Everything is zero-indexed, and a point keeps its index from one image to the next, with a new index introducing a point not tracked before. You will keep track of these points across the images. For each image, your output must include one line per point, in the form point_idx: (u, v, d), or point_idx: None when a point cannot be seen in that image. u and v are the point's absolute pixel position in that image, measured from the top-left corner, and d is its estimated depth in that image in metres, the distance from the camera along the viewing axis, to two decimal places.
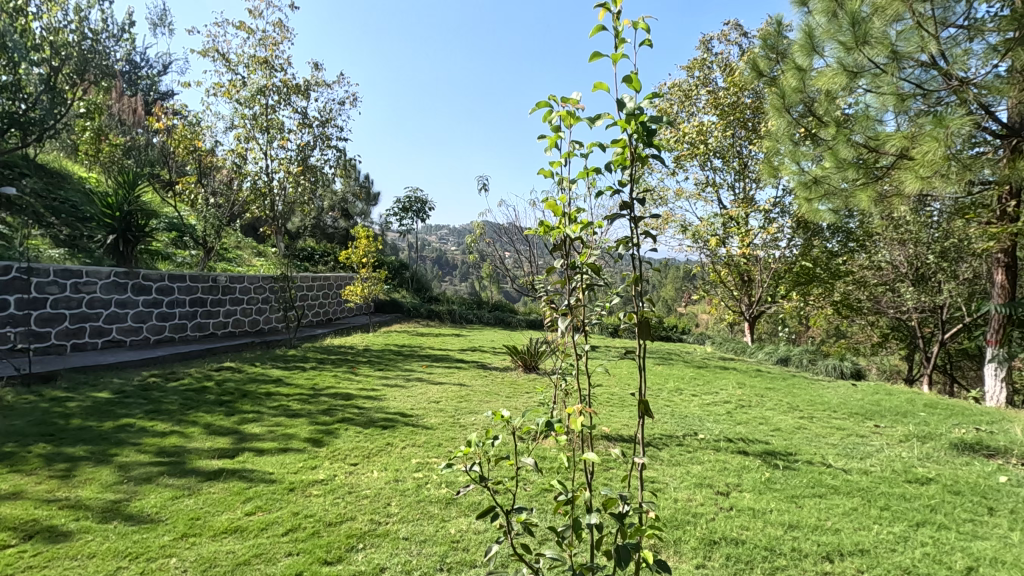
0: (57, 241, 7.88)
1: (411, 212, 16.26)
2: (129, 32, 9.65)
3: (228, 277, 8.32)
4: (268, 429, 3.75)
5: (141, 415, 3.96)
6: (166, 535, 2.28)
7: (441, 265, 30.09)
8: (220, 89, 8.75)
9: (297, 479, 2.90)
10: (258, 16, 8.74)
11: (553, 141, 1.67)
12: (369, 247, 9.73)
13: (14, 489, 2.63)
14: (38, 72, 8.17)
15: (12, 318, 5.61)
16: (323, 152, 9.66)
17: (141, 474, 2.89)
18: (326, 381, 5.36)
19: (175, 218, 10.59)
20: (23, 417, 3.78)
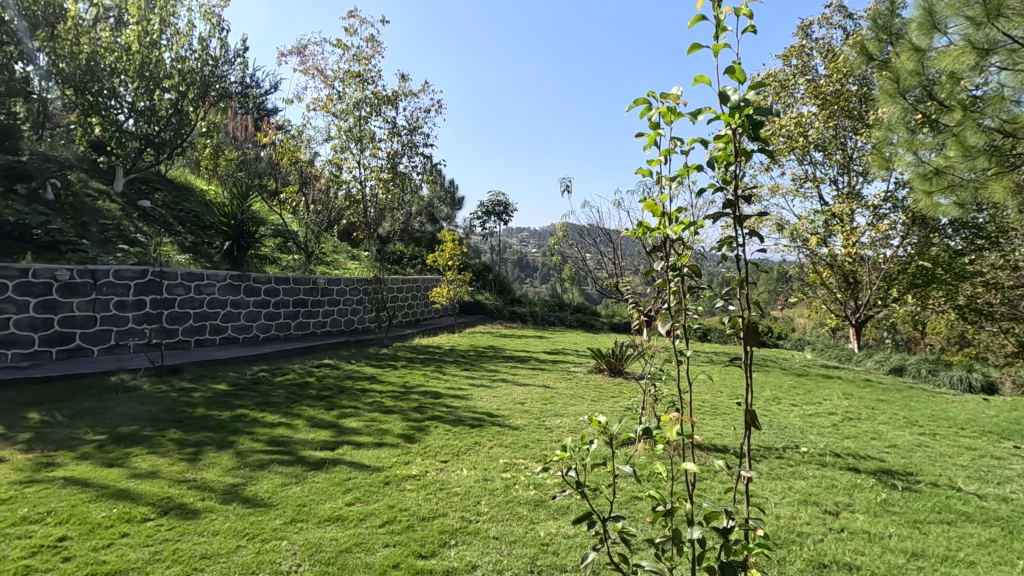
0: (183, 247, 8.80)
1: (494, 215, 16.50)
2: (242, 56, 10.60)
3: (327, 280, 8.81)
4: (365, 424, 3.95)
5: (253, 406, 4.32)
6: (277, 519, 2.46)
7: (522, 267, 30.38)
8: (319, 104, 9.37)
9: (392, 474, 3.03)
10: (352, 32, 9.27)
11: (652, 138, 1.63)
12: (455, 251, 9.98)
13: (152, 469, 2.96)
14: (168, 97, 9.21)
15: (148, 317, 6.34)
16: (411, 159, 10.07)
17: (256, 461, 3.15)
18: (416, 379, 5.57)
19: (280, 225, 11.47)
20: (158, 405, 4.25)
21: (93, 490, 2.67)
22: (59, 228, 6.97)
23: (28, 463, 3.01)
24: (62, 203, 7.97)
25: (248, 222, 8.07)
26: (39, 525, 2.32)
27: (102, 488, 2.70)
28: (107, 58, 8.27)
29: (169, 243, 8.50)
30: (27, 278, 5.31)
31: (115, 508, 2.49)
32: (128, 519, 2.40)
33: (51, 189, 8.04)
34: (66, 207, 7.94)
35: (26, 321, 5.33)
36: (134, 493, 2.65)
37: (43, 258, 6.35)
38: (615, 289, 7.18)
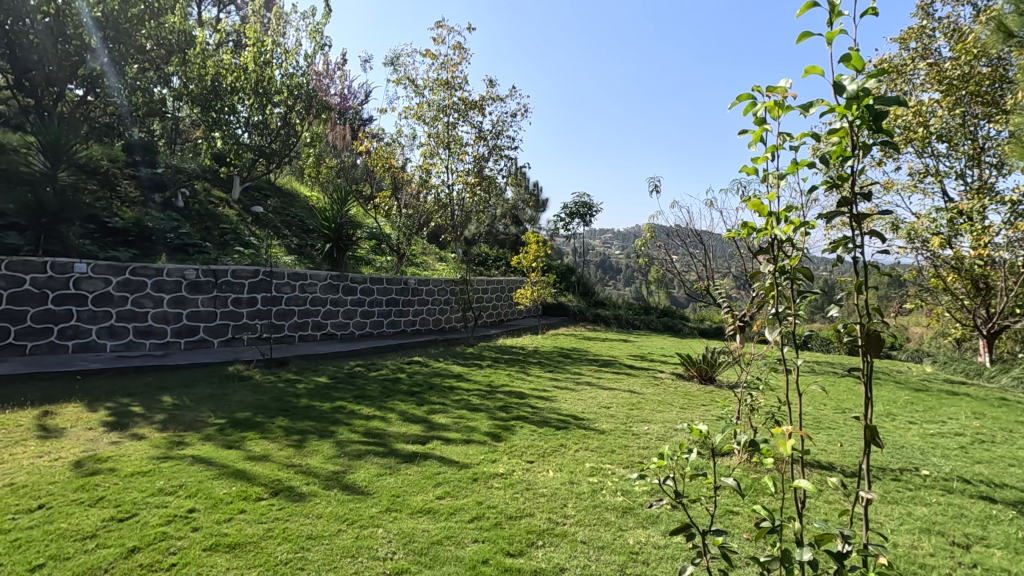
0: (289, 249, 9.52)
1: (577, 216, 16.38)
2: (342, 69, 11.32)
3: (417, 280, 9.17)
4: (453, 420, 4.07)
5: (351, 399, 4.59)
6: (374, 507, 2.59)
7: (606, 269, 29.87)
8: (410, 111, 9.78)
9: (479, 470, 3.09)
10: (440, 41, 9.58)
11: (758, 135, 1.55)
12: (539, 252, 10.02)
13: (264, 453, 3.22)
14: (278, 111, 10.02)
15: (260, 313, 6.92)
16: (496, 163, 10.25)
17: (354, 451, 3.33)
18: (501, 379, 5.65)
19: (374, 228, 12.09)
20: (268, 394, 4.64)
21: (215, 469, 2.96)
22: (187, 231, 7.80)
23: (163, 441, 3.38)
24: (190, 209, 8.90)
25: (346, 225, 8.60)
26: (172, 497, 2.60)
27: (223, 468, 2.98)
28: (227, 78, 9.22)
29: (278, 246, 9.24)
30: (162, 276, 5.98)
31: (233, 486, 2.74)
32: (245, 497, 2.63)
33: (181, 197, 9.00)
34: (193, 213, 8.86)
35: (161, 315, 6.01)
36: (249, 474, 2.91)
37: (175, 258, 7.13)
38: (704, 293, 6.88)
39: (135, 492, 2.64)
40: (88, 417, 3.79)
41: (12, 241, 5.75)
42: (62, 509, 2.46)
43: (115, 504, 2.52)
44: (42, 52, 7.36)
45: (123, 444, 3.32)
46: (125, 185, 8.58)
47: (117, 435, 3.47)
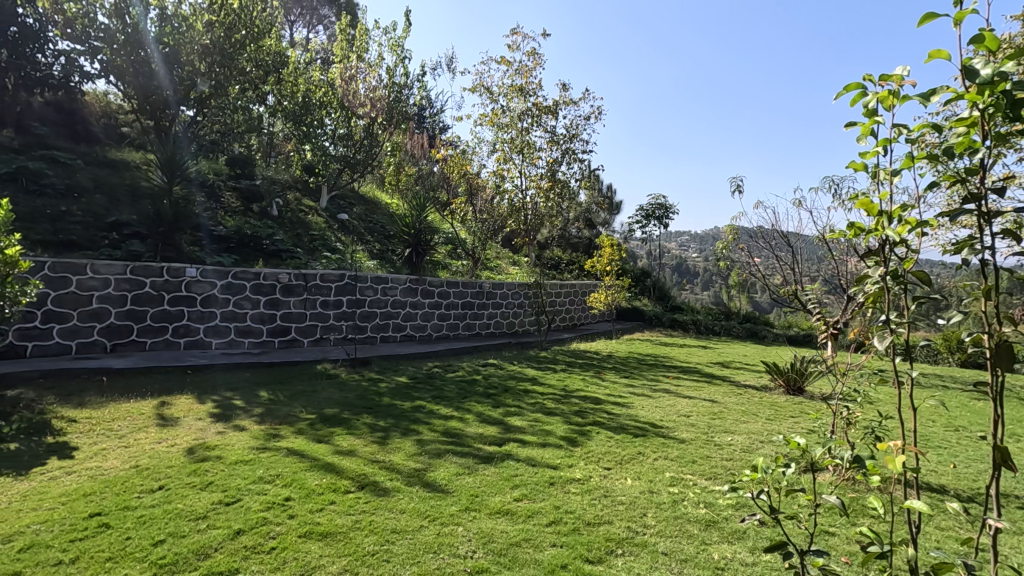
0: (372, 254, 9.98)
1: (653, 219, 15.93)
2: (421, 80, 11.74)
3: (491, 284, 9.31)
4: (529, 423, 4.09)
5: (429, 399, 4.73)
6: (454, 505, 2.65)
7: (683, 272, 28.82)
8: (485, 119, 9.96)
9: (556, 474, 3.09)
10: (514, 48, 9.70)
11: (868, 127, 1.46)
12: (613, 255, 9.87)
13: (351, 448, 3.39)
14: (362, 123, 10.56)
15: (345, 315, 7.31)
16: (570, 166, 10.21)
17: (434, 450, 3.43)
18: (576, 384, 5.61)
19: (450, 233, 12.40)
20: (353, 392, 4.88)
21: (308, 461, 3.15)
22: (281, 238, 8.38)
23: (261, 433, 3.65)
24: (283, 218, 9.54)
25: (425, 231, 8.89)
26: (270, 485, 2.80)
27: (314, 460, 3.17)
28: (316, 93, 10.24)
29: (361, 251, 9.72)
30: (259, 280, 6.46)
31: (324, 478, 2.91)
32: (334, 489, 2.78)
33: (275, 206, 9.68)
34: (285, 221, 9.49)
35: (258, 315, 6.49)
36: (338, 467, 3.07)
37: (271, 263, 7.67)
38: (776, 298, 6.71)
39: (238, 479, 2.86)
40: (198, 409, 4.16)
41: (136, 248, 6.43)
42: (178, 490, 2.72)
43: (221, 488, 2.74)
44: (161, 78, 8.20)
45: (227, 434, 3.61)
46: (228, 196, 9.35)
47: (222, 426, 3.78)
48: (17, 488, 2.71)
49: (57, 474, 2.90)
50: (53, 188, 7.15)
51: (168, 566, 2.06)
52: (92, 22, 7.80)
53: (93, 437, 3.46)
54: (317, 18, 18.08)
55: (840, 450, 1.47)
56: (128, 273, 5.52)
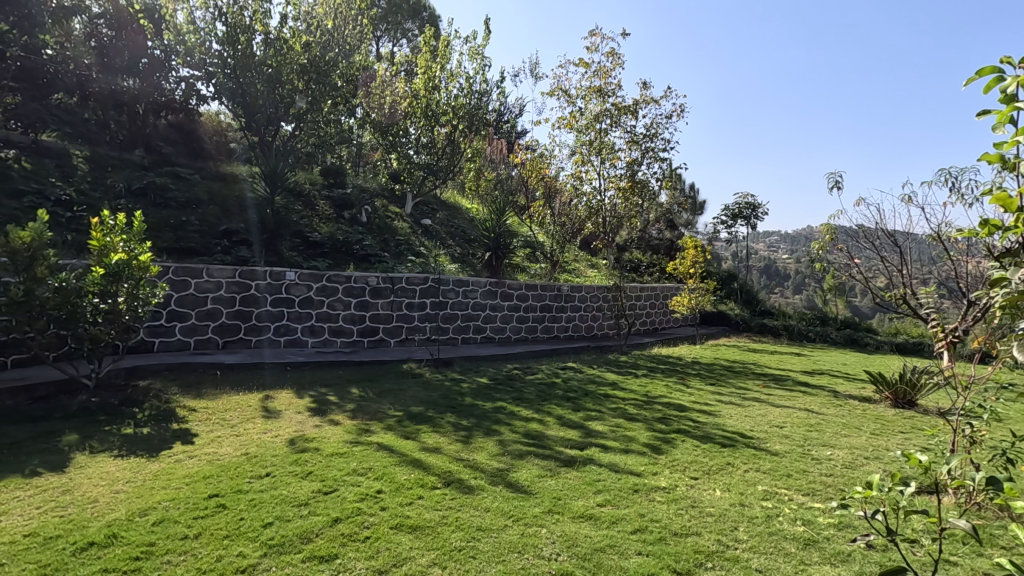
0: (454, 258, 10.29)
1: (740, 219, 15.15)
2: (500, 86, 11.93)
3: (570, 287, 9.27)
4: (610, 429, 4.03)
5: (510, 400, 4.79)
6: (537, 507, 2.67)
7: (772, 274, 27.26)
8: (563, 121, 9.94)
9: (640, 482, 3.02)
10: (593, 49, 9.61)
11: (1001, 119, 1.32)
12: (697, 257, 9.52)
13: (437, 445, 3.51)
14: (444, 131, 10.91)
15: (429, 316, 7.57)
16: (651, 166, 9.96)
17: (516, 451, 3.48)
18: (659, 389, 5.47)
19: (529, 236, 12.52)
20: (437, 391, 5.05)
21: (397, 456, 3.30)
22: (369, 243, 8.83)
23: (354, 427, 3.85)
24: (372, 224, 10.03)
25: (505, 234, 9.03)
26: (363, 477, 2.96)
27: (403, 456, 3.31)
28: (405, 107, 10.62)
29: (444, 255, 10.05)
30: (350, 283, 6.84)
31: (412, 473, 3.03)
32: (422, 485, 2.88)
33: (364, 213, 10.20)
34: (374, 227, 9.97)
35: (349, 316, 6.87)
36: (425, 464, 3.19)
37: (361, 267, 8.10)
38: (881, 305, 6.37)
39: (335, 470, 3.05)
40: (297, 403, 4.47)
41: (243, 254, 7.02)
42: (282, 478, 2.94)
43: (320, 478, 2.93)
44: (264, 97, 8.97)
45: (324, 427, 3.86)
46: (322, 205, 9.97)
47: (319, 420, 4.04)
48: (149, 468, 3.04)
49: (181, 457, 3.22)
50: (175, 201, 7.97)
51: (276, 547, 2.23)
52: (208, 50, 8.74)
53: (209, 426, 3.81)
54: (401, 32, 18.88)
55: (976, 473, 1.30)
56: (237, 276, 6.03)
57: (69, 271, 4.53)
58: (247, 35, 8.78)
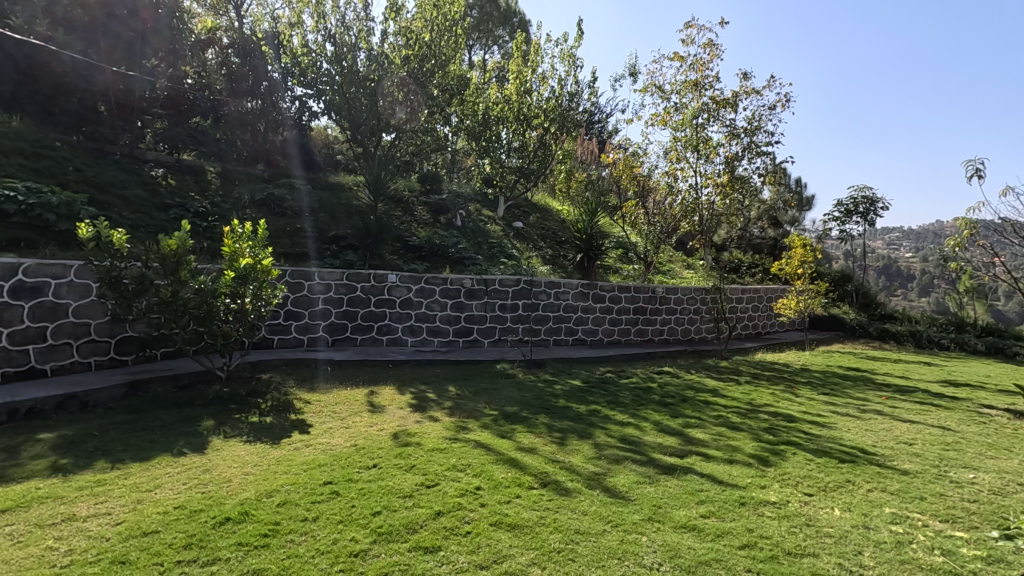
0: (545, 260, 10.35)
1: (856, 215, 13.72)
2: (591, 86, 11.83)
3: (665, 288, 8.95)
4: (712, 437, 3.85)
5: (605, 404, 4.72)
6: (637, 513, 2.61)
7: (893, 274, 24.65)
8: (656, 118, 9.66)
9: (747, 494, 2.86)
10: (689, 42, 9.26)
11: None
12: (806, 257, 8.82)
13: (532, 446, 3.54)
14: (535, 134, 11.01)
15: (521, 318, 7.66)
16: (752, 161, 9.41)
17: (613, 455, 3.42)
18: (764, 398, 5.14)
19: (622, 236, 12.27)
20: (530, 392, 5.09)
21: (494, 454, 3.36)
22: (464, 247, 9.11)
23: (452, 425, 3.98)
24: (466, 227, 10.34)
25: (597, 235, 8.93)
26: (463, 473, 3.05)
27: (499, 454, 3.37)
28: (496, 111, 10.89)
29: (535, 257, 10.13)
30: (446, 285, 7.08)
31: (509, 472, 3.07)
32: (519, 484, 2.92)
33: (459, 217, 10.51)
34: (468, 230, 10.26)
35: (446, 317, 7.14)
36: (521, 463, 3.22)
37: (456, 270, 8.38)
38: None
39: (436, 465, 3.17)
40: (399, 399, 4.70)
41: (350, 258, 7.51)
42: (388, 470, 3.10)
43: (422, 472, 3.06)
44: (367, 111, 9.56)
45: (424, 423, 4.03)
46: (420, 210, 10.39)
47: (419, 416, 4.22)
48: (272, 454, 3.33)
49: (299, 445, 3.50)
50: (291, 210, 8.69)
51: (385, 535, 2.36)
52: (319, 69, 9.43)
53: (322, 418, 4.11)
54: (492, 39, 19.30)
55: None
56: (345, 279, 6.46)
57: (206, 274, 5.09)
58: (353, 52, 9.42)
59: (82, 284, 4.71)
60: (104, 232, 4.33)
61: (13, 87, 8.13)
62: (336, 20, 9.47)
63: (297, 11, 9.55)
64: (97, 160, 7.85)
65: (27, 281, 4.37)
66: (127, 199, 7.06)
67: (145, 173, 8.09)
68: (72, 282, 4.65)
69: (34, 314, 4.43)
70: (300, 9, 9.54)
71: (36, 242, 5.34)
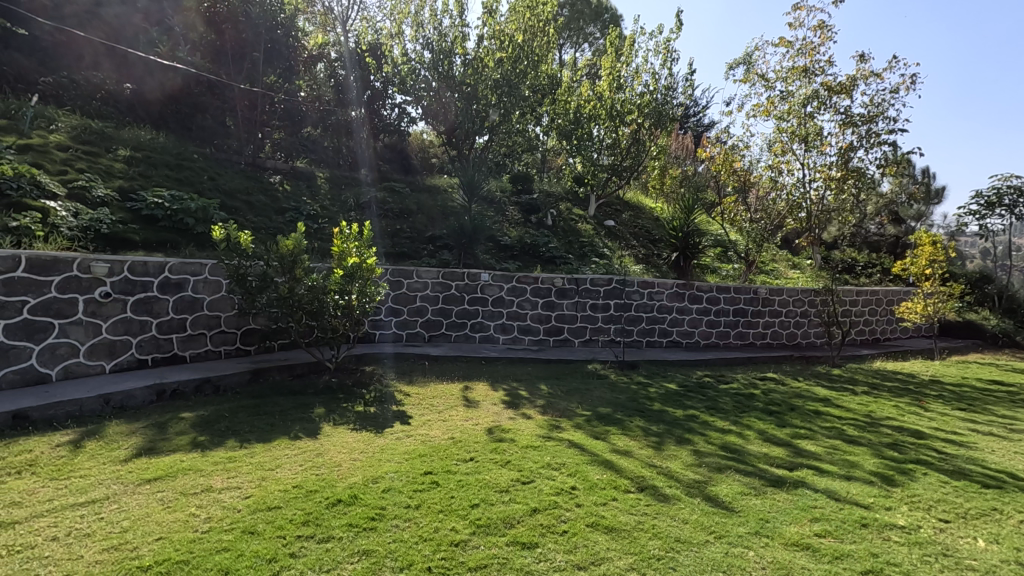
0: (638, 259, 10.11)
1: (999, 207, 11.74)
2: (688, 79, 11.37)
3: (768, 289, 8.41)
4: (825, 450, 3.56)
5: (703, 409, 4.52)
6: (741, 526, 2.47)
7: None
8: (759, 108, 9.09)
9: (868, 515, 2.61)
10: (797, 25, 8.63)
11: None
12: (936, 255, 7.90)
13: (627, 449, 3.46)
14: (629, 130, 10.76)
15: (613, 318, 7.53)
16: (870, 152, 8.58)
17: (714, 463, 3.26)
18: (886, 411, 4.67)
19: (720, 234, 11.67)
20: (623, 393, 4.99)
21: (589, 455, 3.33)
22: (555, 246, 9.12)
23: (545, 423, 3.99)
24: (557, 227, 10.33)
25: (693, 233, 8.57)
26: (557, 472, 3.04)
27: (594, 456, 3.33)
28: (588, 109, 10.78)
29: (628, 256, 9.91)
30: (537, 284, 7.13)
31: (605, 474, 3.03)
32: (615, 486, 2.87)
33: (550, 217, 10.52)
34: (559, 230, 10.24)
35: (537, 316, 7.19)
36: (617, 466, 3.17)
37: (547, 269, 8.41)
38: None
39: (530, 462, 3.19)
40: (493, 395, 4.79)
41: (446, 258, 7.79)
42: (484, 464, 3.17)
43: (518, 468, 3.10)
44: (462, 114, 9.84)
45: (518, 420, 4.07)
46: (512, 210, 10.53)
47: (513, 412, 4.28)
48: (377, 443, 3.52)
49: (401, 435, 3.68)
50: (391, 212, 9.15)
51: (483, 527, 2.42)
52: (418, 77, 9.87)
53: (421, 410, 4.29)
54: (583, 37, 19.14)
55: None
56: (440, 278, 6.69)
57: (318, 272, 5.48)
58: (449, 58, 9.76)
59: (214, 281, 5.25)
60: (234, 235, 4.80)
61: (160, 108, 9.24)
62: (433, 28, 9.83)
63: (398, 22, 10.03)
64: (226, 170, 8.73)
65: (172, 277, 4.94)
66: (250, 204, 7.78)
67: (266, 180, 8.87)
68: (206, 279, 5.20)
69: (177, 307, 5.01)
70: (401, 20, 10.03)
71: (179, 243, 6.04)
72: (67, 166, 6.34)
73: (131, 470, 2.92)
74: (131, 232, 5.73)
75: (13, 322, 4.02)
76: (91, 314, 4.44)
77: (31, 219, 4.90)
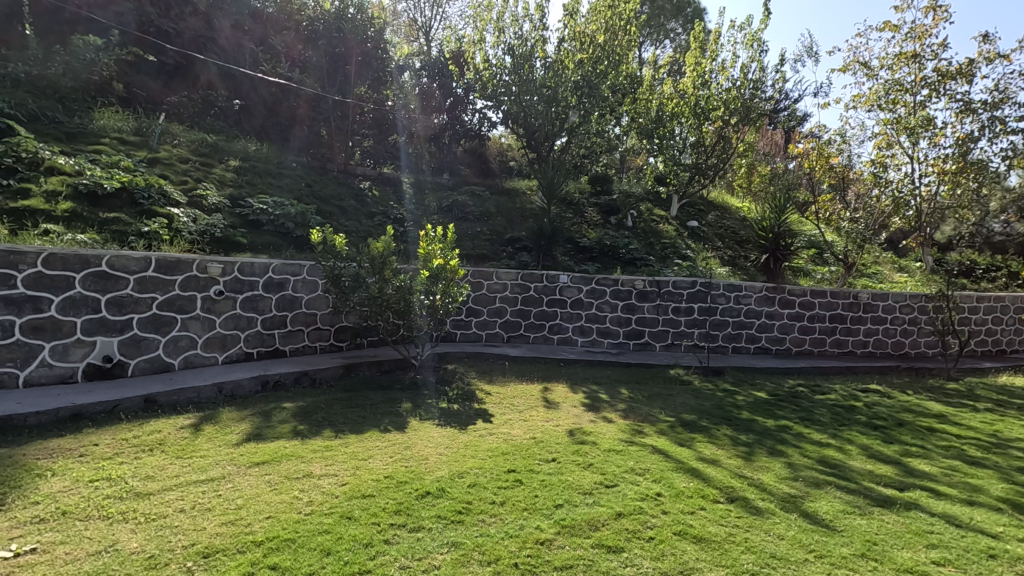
0: (723, 261, 9.71)
1: None
2: (779, 70, 10.79)
3: (870, 294, 7.77)
4: (941, 471, 3.24)
5: (797, 420, 4.26)
6: (845, 547, 2.31)
7: None
8: (860, 99, 8.45)
9: (996, 545, 2.36)
10: (906, 7, 7.95)
11: None
12: None
13: (715, 458, 3.33)
14: (713, 126, 10.39)
15: (696, 322, 7.27)
16: (993, 142, 7.73)
17: (811, 478, 3.06)
18: (1015, 430, 4.17)
19: (815, 235, 10.96)
20: (709, 400, 4.81)
21: (674, 462, 3.23)
22: (636, 248, 8.95)
23: (627, 427, 3.93)
24: (637, 227, 10.12)
25: (786, 234, 8.08)
26: (642, 478, 2.98)
27: (679, 463, 3.23)
28: (670, 107, 10.52)
29: (713, 258, 9.54)
30: (617, 286, 7.03)
31: (692, 482, 2.93)
32: (703, 496, 2.77)
33: (630, 218, 10.35)
34: (639, 231, 10.04)
35: (616, 318, 7.09)
36: (704, 475, 3.05)
37: (628, 270, 8.27)
38: None
39: (613, 466, 3.15)
40: (573, 397, 4.78)
41: (525, 259, 7.86)
42: (567, 465, 3.17)
43: (601, 471, 3.08)
44: (541, 117, 9.91)
45: (598, 423, 4.04)
46: (591, 211, 10.45)
47: (594, 415, 4.25)
48: (460, 439, 3.62)
49: (484, 433, 3.76)
50: (472, 215, 9.38)
51: (568, 528, 2.42)
52: (499, 81, 10.02)
53: (502, 409, 4.36)
54: (664, 33, 18.64)
55: None
56: (519, 279, 6.76)
57: (404, 273, 5.71)
58: (530, 61, 9.82)
59: (312, 281, 5.61)
60: (329, 237, 5.11)
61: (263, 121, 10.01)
62: (513, 33, 9.97)
63: (480, 29, 10.25)
64: (321, 177, 9.33)
65: (275, 277, 5.33)
66: (342, 208, 8.26)
67: (356, 186, 9.37)
68: (305, 278, 5.57)
69: (279, 305, 5.40)
70: (482, 27, 10.24)
71: (281, 246, 6.52)
72: (187, 177, 7.02)
73: (243, 453, 3.19)
74: (240, 236, 6.26)
75: (144, 316, 4.52)
76: (207, 310, 4.90)
77: (158, 224, 5.50)
